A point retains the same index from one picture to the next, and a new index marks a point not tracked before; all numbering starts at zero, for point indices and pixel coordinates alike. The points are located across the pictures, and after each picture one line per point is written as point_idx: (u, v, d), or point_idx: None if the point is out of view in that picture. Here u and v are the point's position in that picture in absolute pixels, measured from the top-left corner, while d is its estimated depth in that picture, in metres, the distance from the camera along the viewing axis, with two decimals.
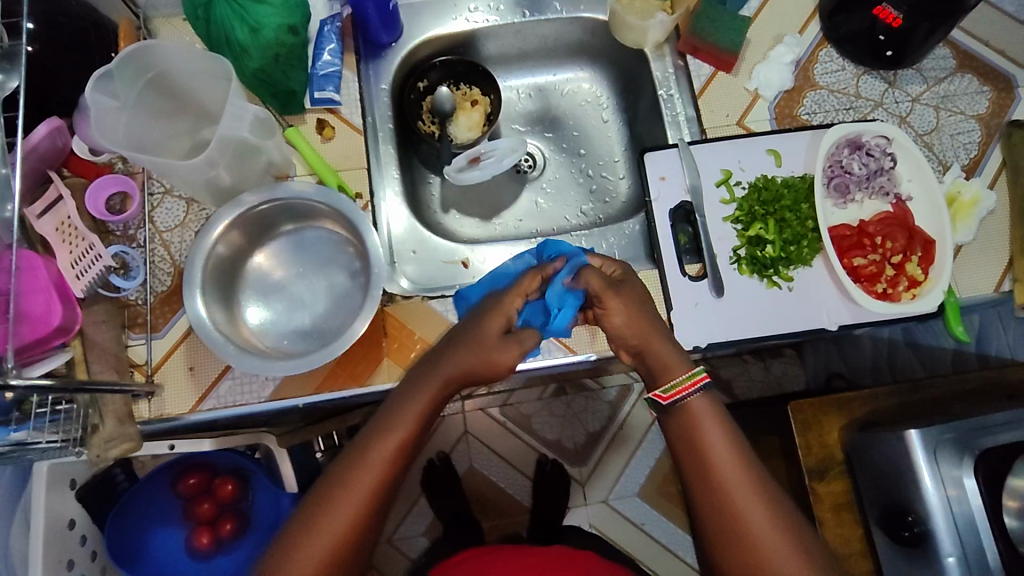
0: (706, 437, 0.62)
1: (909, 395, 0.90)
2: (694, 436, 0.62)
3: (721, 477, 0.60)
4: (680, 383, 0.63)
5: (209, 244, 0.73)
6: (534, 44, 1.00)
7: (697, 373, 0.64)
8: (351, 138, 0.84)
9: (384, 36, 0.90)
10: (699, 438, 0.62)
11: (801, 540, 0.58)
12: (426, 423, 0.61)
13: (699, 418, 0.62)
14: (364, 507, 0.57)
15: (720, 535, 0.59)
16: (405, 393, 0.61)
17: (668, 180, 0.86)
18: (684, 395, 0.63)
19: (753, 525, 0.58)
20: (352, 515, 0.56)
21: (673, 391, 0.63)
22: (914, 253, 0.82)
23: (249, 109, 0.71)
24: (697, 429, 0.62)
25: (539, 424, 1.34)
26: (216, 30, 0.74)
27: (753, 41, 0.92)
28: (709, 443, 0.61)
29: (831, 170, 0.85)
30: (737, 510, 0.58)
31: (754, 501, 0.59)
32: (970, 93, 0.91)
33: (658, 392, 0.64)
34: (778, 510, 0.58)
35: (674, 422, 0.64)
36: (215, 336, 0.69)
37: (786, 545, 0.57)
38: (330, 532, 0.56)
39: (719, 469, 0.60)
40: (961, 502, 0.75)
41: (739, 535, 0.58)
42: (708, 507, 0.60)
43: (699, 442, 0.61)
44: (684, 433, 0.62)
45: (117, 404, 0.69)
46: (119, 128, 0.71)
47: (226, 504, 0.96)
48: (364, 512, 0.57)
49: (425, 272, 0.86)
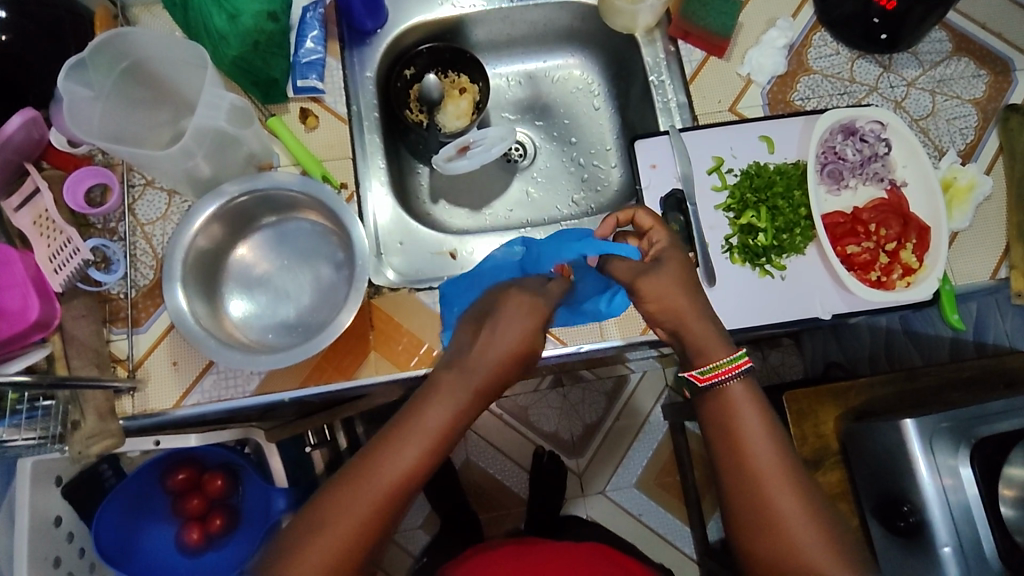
0: (744, 415, 0.60)
1: (905, 383, 0.89)
2: (731, 413, 0.60)
3: (754, 456, 0.58)
4: (724, 365, 0.60)
5: (190, 237, 0.71)
6: (523, 30, 0.99)
7: (738, 358, 0.61)
8: (335, 128, 0.82)
9: (369, 23, 0.88)
10: (735, 415, 0.60)
11: (825, 526, 0.57)
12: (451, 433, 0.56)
13: (736, 396, 0.61)
14: (377, 518, 0.53)
15: (744, 510, 0.58)
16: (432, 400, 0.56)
17: (659, 168, 0.85)
18: (720, 380, 0.60)
19: (778, 504, 0.57)
20: (358, 526, 0.53)
21: (716, 373, 0.60)
22: (908, 240, 0.80)
23: (226, 97, 0.69)
24: (733, 408, 0.60)
25: (535, 416, 1.33)
26: (195, 17, 0.73)
27: (746, 25, 0.90)
28: (747, 420, 0.60)
29: (824, 156, 0.83)
30: (769, 500, 0.57)
31: (784, 482, 0.57)
32: (967, 76, 0.90)
33: (695, 373, 0.61)
34: (807, 499, 0.57)
35: (709, 405, 0.62)
36: (197, 330, 0.68)
37: (809, 524, 0.57)
38: (334, 543, 0.52)
39: (753, 449, 0.59)
40: (957, 491, 0.74)
41: (762, 513, 0.57)
42: (737, 490, 0.59)
43: (736, 419, 0.60)
44: (719, 410, 0.61)
45: (98, 400, 0.68)
46: (94, 118, 0.70)
47: (215, 499, 0.96)
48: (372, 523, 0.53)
49: (412, 263, 0.84)
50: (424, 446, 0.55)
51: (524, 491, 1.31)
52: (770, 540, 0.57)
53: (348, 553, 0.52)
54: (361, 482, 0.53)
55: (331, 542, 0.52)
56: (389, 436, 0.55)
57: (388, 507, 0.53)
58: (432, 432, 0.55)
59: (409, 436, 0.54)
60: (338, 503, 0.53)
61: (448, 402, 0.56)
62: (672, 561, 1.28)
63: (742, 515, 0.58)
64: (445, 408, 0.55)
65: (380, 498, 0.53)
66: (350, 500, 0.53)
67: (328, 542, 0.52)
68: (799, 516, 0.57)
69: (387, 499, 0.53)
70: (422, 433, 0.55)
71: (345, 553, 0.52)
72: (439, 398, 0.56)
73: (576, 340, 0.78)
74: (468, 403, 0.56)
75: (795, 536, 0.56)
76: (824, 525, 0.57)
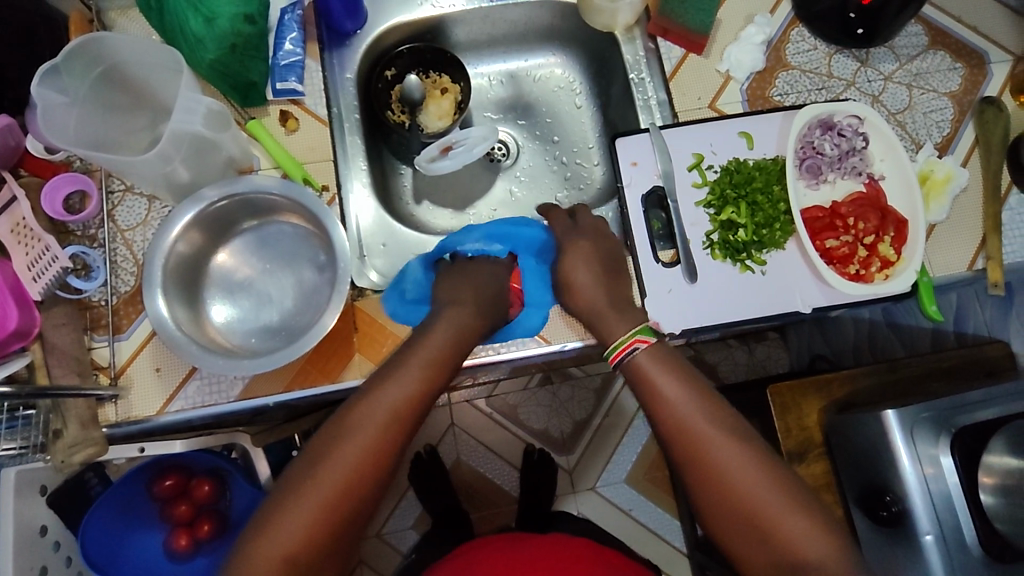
0: (673, 397, 0.62)
1: (887, 374, 0.90)
2: (658, 398, 0.63)
3: (694, 431, 0.60)
4: (624, 342, 0.67)
5: (169, 243, 0.71)
6: (504, 29, 0.99)
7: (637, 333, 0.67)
8: (317, 129, 0.82)
9: (348, 24, 0.87)
10: (662, 401, 0.62)
11: (810, 512, 0.57)
12: (410, 415, 0.60)
13: (654, 378, 0.63)
14: (344, 497, 0.56)
15: (721, 511, 0.58)
16: (387, 385, 0.61)
17: (640, 165, 0.85)
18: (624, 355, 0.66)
19: (758, 499, 0.57)
20: (323, 506, 0.55)
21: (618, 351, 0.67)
22: (886, 233, 0.82)
23: (202, 101, 0.69)
24: (657, 394, 0.63)
25: (524, 413, 1.33)
26: (170, 21, 0.73)
27: (724, 21, 0.90)
28: (678, 401, 0.62)
29: (802, 152, 0.84)
30: (744, 496, 0.57)
31: (732, 449, 0.59)
32: (943, 70, 0.91)
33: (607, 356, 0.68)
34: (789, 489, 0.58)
35: (660, 418, 0.62)
36: (178, 337, 0.68)
37: (789, 511, 0.57)
38: (302, 516, 0.55)
39: (693, 424, 0.60)
40: (938, 480, 0.75)
41: (742, 509, 0.57)
42: (712, 497, 0.59)
43: (665, 403, 0.62)
44: (648, 398, 0.64)
45: (80, 408, 0.67)
46: (69, 124, 0.70)
47: (204, 504, 0.94)
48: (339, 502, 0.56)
49: (395, 265, 0.84)
50: (385, 416, 0.59)
51: (514, 489, 1.32)
52: (737, 513, 0.58)
53: (325, 521, 0.55)
54: (329, 446, 0.57)
55: (307, 508, 0.55)
56: (351, 406, 0.60)
57: (355, 486, 0.56)
58: (394, 403, 0.60)
59: (365, 412, 0.59)
60: (310, 474, 0.56)
61: (404, 384, 0.61)
62: (663, 556, 1.29)
63: (704, 497, 0.59)
64: (403, 381, 0.61)
65: (351, 466, 0.57)
66: (320, 466, 0.57)
67: (300, 503, 0.55)
68: (760, 486, 0.58)
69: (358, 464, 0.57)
70: (386, 404, 0.59)
71: (322, 520, 0.55)
72: (398, 373, 0.62)
73: (562, 340, 0.78)
74: (425, 378, 0.62)
75: (765, 506, 0.57)
76: (800, 508, 0.57)
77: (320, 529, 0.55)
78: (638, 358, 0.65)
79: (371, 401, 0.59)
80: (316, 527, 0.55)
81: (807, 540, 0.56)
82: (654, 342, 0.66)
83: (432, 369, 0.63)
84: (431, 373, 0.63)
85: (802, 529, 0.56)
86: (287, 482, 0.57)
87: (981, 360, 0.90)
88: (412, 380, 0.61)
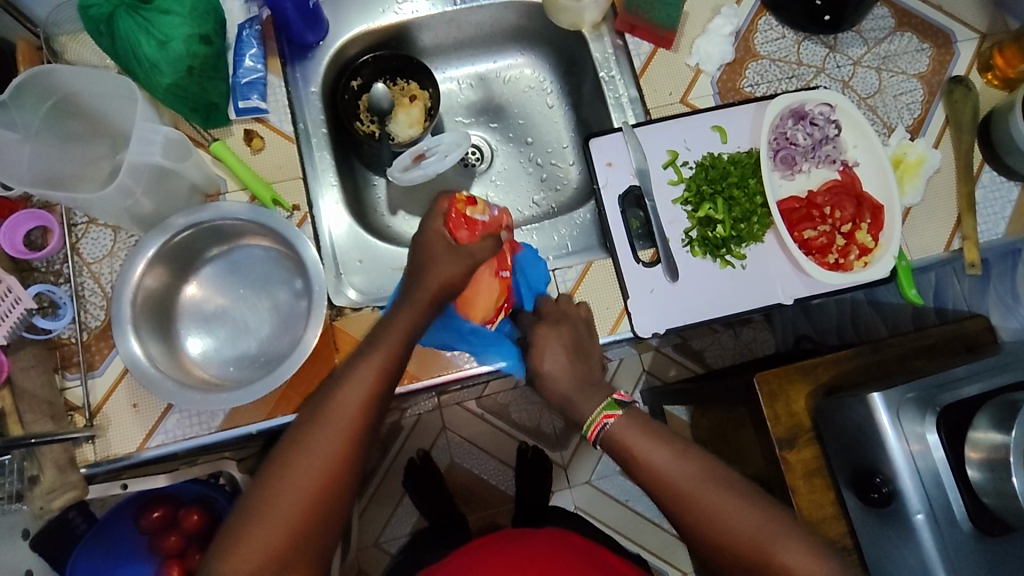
0: (649, 455, 0.62)
1: (872, 355, 0.89)
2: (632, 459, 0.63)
3: (675, 481, 0.61)
4: (593, 420, 0.65)
5: (136, 279, 0.69)
6: (470, 31, 0.97)
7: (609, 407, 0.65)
8: (283, 147, 0.80)
9: (309, 36, 0.86)
10: (640, 460, 0.63)
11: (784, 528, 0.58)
12: (372, 410, 0.59)
13: (629, 443, 0.63)
14: (318, 502, 0.55)
15: (711, 538, 0.59)
16: (346, 378, 0.59)
17: (615, 165, 0.84)
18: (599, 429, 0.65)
19: (739, 523, 0.58)
20: (298, 511, 0.54)
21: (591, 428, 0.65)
22: (863, 220, 0.82)
23: (160, 131, 0.67)
24: (633, 453, 0.63)
25: (514, 412, 1.32)
26: (121, 46, 0.68)
27: (691, 14, 0.89)
28: (654, 459, 0.62)
29: (776, 142, 0.84)
30: (729, 524, 0.58)
31: (715, 491, 0.60)
32: (911, 51, 0.91)
33: (584, 434, 0.66)
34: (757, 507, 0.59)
35: (637, 469, 0.63)
36: (152, 373, 0.66)
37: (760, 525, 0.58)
38: (277, 524, 0.54)
39: (665, 472, 0.61)
40: (925, 457, 0.75)
41: (730, 538, 0.58)
42: (700, 531, 0.60)
43: (638, 456, 0.63)
44: (626, 461, 0.64)
45: (55, 452, 0.66)
46: (22, 163, 0.68)
47: (193, 536, 0.91)
48: (312, 505, 0.55)
49: (374, 281, 0.83)
50: (347, 415, 0.58)
51: (510, 487, 1.31)
52: (732, 554, 0.58)
53: (296, 532, 0.54)
54: (299, 449, 0.56)
55: (274, 530, 0.54)
56: (316, 404, 0.59)
57: (330, 489, 0.56)
58: (358, 397, 0.58)
59: (327, 410, 0.58)
60: (279, 480, 0.55)
61: (361, 378, 0.59)
62: (661, 543, 1.30)
63: (690, 527, 0.60)
64: (362, 374, 0.59)
65: (322, 470, 0.56)
66: (289, 470, 0.55)
67: (275, 511, 0.54)
68: (741, 511, 0.59)
69: (328, 465, 0.56)
70: (347, 402, 0.58)
71: (299, 523, 0.54)
72: (355, 367, 0.60)
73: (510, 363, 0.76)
74: (386, 364, 0.61)
75: (761, 540, 0.58)
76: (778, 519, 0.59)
77: (296, 535, 0.54)
78: (612, 432, 0.64)
79: (329, 419, 0.57)
80: (293, 532, 0.54)
81: (786, 553, 0.57)
82: (621, 415, 0.65)
83: (385, 375, 0.60)
84: (389, 360, 0.61)
85: (783, 538, 0.57)
86: (246, 504, 0.55)
87: (963, 335, 0.89)
88: (371, 369, 0.60)
